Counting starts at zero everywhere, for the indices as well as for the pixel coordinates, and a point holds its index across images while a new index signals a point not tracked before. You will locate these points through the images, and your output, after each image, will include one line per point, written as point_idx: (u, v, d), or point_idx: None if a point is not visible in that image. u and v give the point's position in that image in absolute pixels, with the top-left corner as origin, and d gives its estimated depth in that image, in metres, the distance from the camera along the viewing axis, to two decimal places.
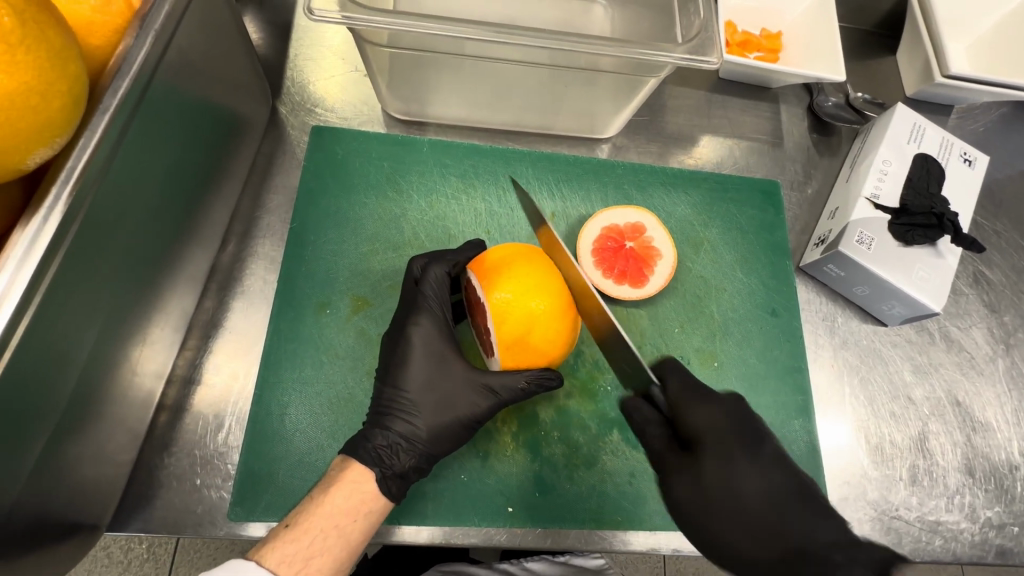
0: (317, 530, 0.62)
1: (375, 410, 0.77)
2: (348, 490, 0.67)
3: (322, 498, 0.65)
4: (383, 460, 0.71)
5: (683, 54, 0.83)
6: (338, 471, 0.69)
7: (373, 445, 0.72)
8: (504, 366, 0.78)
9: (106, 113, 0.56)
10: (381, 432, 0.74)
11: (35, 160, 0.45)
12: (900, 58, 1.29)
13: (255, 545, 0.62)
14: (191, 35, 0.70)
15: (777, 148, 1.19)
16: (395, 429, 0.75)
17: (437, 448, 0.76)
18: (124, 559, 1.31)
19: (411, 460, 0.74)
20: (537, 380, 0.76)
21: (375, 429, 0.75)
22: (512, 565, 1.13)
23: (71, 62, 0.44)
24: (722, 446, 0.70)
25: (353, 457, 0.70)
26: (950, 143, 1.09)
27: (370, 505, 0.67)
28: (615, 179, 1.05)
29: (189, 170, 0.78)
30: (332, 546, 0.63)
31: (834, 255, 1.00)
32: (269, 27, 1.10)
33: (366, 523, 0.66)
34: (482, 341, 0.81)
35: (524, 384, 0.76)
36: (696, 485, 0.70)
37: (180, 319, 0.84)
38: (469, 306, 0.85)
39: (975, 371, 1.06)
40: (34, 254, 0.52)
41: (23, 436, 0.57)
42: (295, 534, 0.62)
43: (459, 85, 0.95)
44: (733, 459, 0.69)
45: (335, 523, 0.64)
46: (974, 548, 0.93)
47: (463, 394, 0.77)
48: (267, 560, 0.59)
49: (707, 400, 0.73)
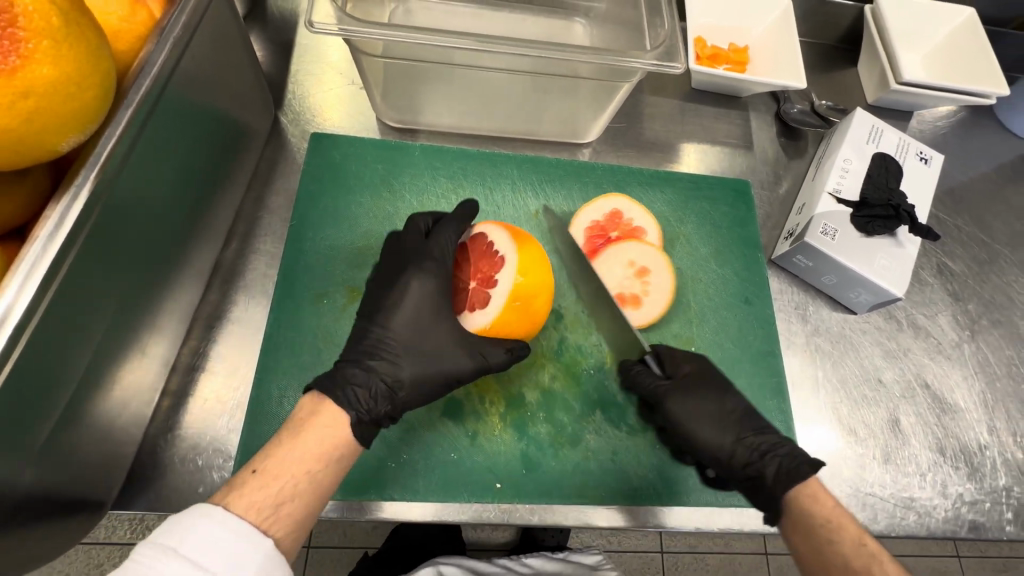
0: (286, 476, 0.63)
1: (357, 356, 0.80)
2: (319, 435, 0.67)
3: (289, 445, 0.65)
4: (360, 405, 0.73)
5: (652, 60, 0.91)
6: (306, 417, 0.70)
7: (353, 388, 0.74)
8: (476, 327, 0.84)
9: (129, 107, 0.62)
10: (361, 374, 0.77)
11: (68, 144, 0.50)
12: (861, 69, 1.39)
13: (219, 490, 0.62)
14: (203, 47, 0.77)
15: (749, 152, 1.27)
16: (376, 373, 0.78)
17: (413, 400, 0.81)
18: None
19: (386, 407, 0.77)
20: (515, 348, 0.84)
21: (357, 368, 0.77)
22: (510, 562, 1.17)
23: (103, 61, 0.50)
24: (704, 380, 0.87)
25: (329, 398, 0.72)
26: (906, 143, 1.17)
27: (339, 450, 0.68)
28: (595, 179, 1.12)
29: (198, 168, 0.84)
30: (302, 492, 0.63)
31: (801, 246, 1.06)
32: (272, 46, 1.19)
33: (335, 468, 0.67)
34: (465, 304, 0.88)
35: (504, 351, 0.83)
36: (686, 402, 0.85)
37: (185, 310, 0.89)
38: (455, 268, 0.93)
39: (943, 356, 1.12)
40: (63, 228, 0.57)
41: (42, 403, 0.61)
42: (263, 480, 0.62)
43: (448, 93, 1.03)
44: (708, 388, 0.86)
45: (304, 469, 0.64)
46: (948, 523, 0.97)
47: (445, 353, 0.82)
48: (234, 506, 0.60)
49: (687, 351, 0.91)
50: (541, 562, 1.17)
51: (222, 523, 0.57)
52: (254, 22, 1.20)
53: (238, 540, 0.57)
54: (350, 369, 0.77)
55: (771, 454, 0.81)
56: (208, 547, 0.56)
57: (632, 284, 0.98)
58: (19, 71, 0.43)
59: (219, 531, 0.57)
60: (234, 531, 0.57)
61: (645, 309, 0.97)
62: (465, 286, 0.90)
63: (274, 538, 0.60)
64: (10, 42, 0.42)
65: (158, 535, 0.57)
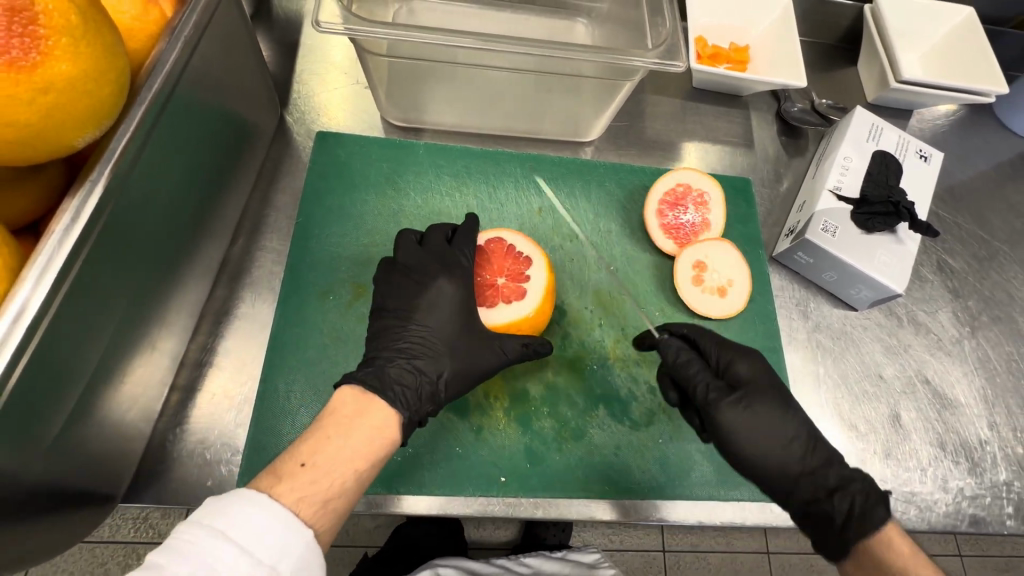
0: (335, 471, 0.64)
1: (395, 357, 0.82)
2: (368, 434, 0.68)
3: (340, 440, 0.66)
4: (411, 405, 0.77)
5: (654, 59, 0.92)
6: (353, 413, 0.70)
7: (403, 388, 0.77)
8: (517, 320, 0.88)
9: (143, 104, 0.63)
10: (407, 374, 0.80)
11: (84, 139, 0.51)
12: (861, 68, 1.40)
13: (266, 479, 0.62)
14: (212, 46, 0.78)
15: (749, 150, 1.28)
16: (420, 374, 0.81)
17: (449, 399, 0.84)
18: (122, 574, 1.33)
19: (429, 407, 0.81)
20: (533, 344, 0.85)
21: (402, 369, 0.80)
22: (508, 562, 1.19)
23: (118, 58, 0.51)
24: (773, 391, 0.85)
25: (380, 397, 0.73)
26: (906, 141, 1.18)
27: (383, 450, 0.69)
28: (597, 177, 1.13)
29: (206, 165, 0.85)
30: (347, 488, 0.64)
31: (802, 243, 1.07)
32: (278, 46, 1.20)
33: (376, 467, 0.68)
34: (495, 301, 0.91)
35: (521, 347, 0.85)
36: (743, 405, 0.82)
37: (194, 305, 0.90)
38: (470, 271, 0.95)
39: (943, 352, 1.13)
40: (79, 222, 0.59)
41: (55, 395, 0.62)
42: (314, 473, 0.62)
43: (451, 92, 1.04)
44: (778, 405, 0.84)
45: (353, 467, 0.65)
46: (948, 517, 0.98)
47: (470, 351, 0.84)
48: (283, 497, 0.60)
49: (754, 350, 0.89)
50: (540, 561, 1.18)
51: (273, 514, 0.57)
52: (260, 22, 1.22)
53: (285, 530, 0.57)
54: (394, 370, 0.80)
55: (843, 491, 0.79)
56: (257, 534, 0.56)
57: (718, 276, 1.04)
58: (39, 67, 0.43)
59: (269, 521, 0.57)
60: (284, 522, 0.58)
61: (729, 302, 1.03)
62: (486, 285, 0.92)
63: (318, 533, 0.61)
64: (31, 38, 0.43)
65: (202, 518, 0.56)
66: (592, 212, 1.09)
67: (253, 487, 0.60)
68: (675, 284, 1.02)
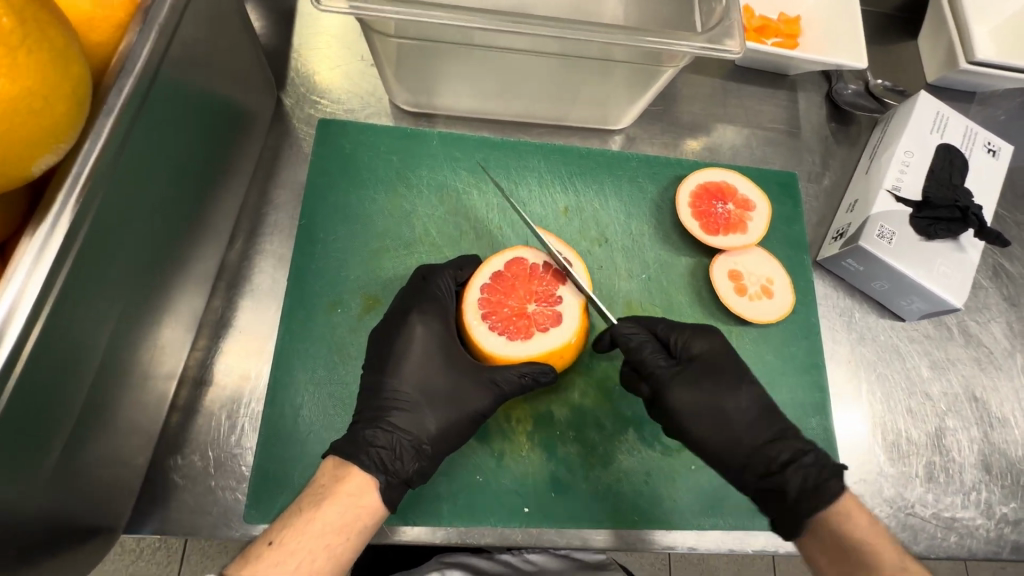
0: (304, 552, 0.60)
1: (374, 409, 0.77)
2: (343, 506, 0.64)
3: (312, 513, 0.62)
4: (389, 467, 0.70)
5: (703, 43, 0.79)
6: (331, 483, 0.66)
7: (378, 450, 0.71)
8: (557, 347, 0.79)
9: (111, 114, 0.53)
10: (383, 433, 0.74)
11: (40, 167, 0.43)
12: (922, 42, 1.25)
13: (234, 561, 0.59)
14: (195, 28, 0.67)
15: (794, 138, 1.16)
16: (399, 430, 0.75)
17: (447, 445, 0.77)
18: (136, 548, 1.28)
19: (415, 465, 0.73)
20: (531, 373, 0.77)
21: (378, 429, 0.74)
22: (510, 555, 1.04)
23: (73, 62, 0.42)
24: (718, 372, 0.81)
25: (354, 462, 0.69)
26: (974, 132, 1.06)
27: (363, 522, 0.65)
28: (629, 172, 1.03)
29: (197, 167, 0.75)
30: (321, 569, 0.60)
31: (853, 250, 0.97)
32: (272, 15, 1.07)
33: (357, 540, 0.64)
34: (529, 331, 0.80)
35: (518, 377, 0.77)
36: (692, 389, 0.79)
37: (191, 318, 0.82)
38: (494, 301, 0.82)
39: (993, 367, 1.05)
40: (44, 262, 0.49)
41: (43, 447, 0.56)
42: (280, 556, 0.59)
43: (468, 75, 0.92)
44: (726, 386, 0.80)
45: (324, 543, 0.61)
46: (990, 544, 0.92)
47: (468, 387, 0.79)
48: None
49: (707, 332, 0.84)
50: None
51: None
52: None
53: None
54: (366, 430, 0.74)
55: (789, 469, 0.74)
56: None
57: (756, 278, 0.97)
58: None
59: None
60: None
61: (778, 300, 0.96)
62: (502, 315, 0.82)
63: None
64: None
65: None
66: (623, 212, 1.00)
67: (221, 570, 0.58)
68: (721, 299, 0.94)
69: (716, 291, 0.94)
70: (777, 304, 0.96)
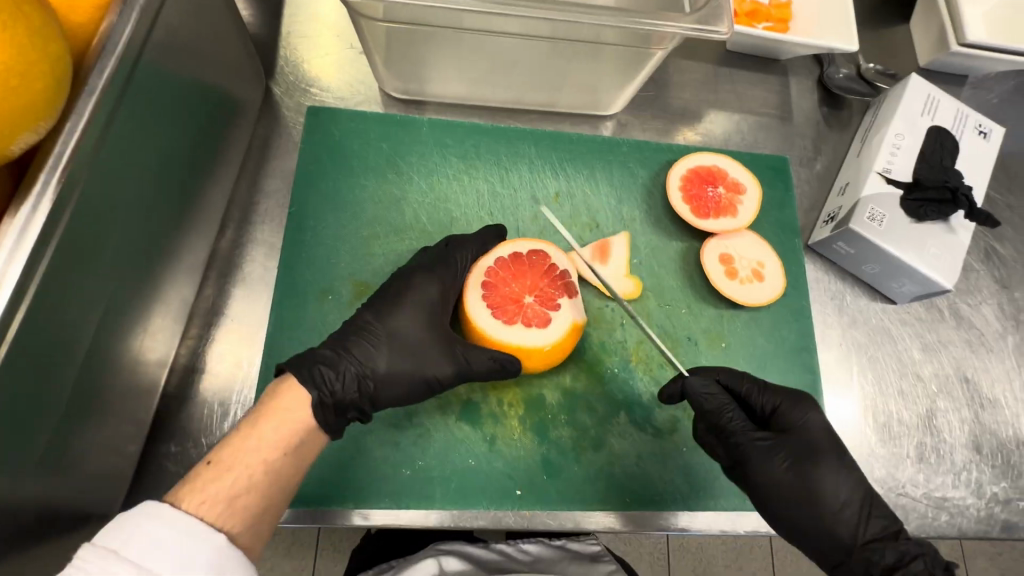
0: (241, 467, 0.61)
1: (341, 336, 0.78)
2: (280, 422, 0.65)
3: (249, 430, 0.63)
4: (325, 385, 0.71)
5: (692, 24, 0.79)
6: (267, 402, 0.67)
7: (322, 368, 0.72)
8: (529, 345, 0.80)
9: (92, 96, 0.53)
10: (336, 357, 0.75)
11: (19, 145, 0.43)
12: (914, 26, 1.24)
13: (172, 488, 0.59)
14: (177, 12, 0.66)
15: (786, 123, 1.16)
16: (352, 357, 0.76)
17: (387, 389, 0.77)
18: None
19: (356, 394, 0.74)
20: (501, 360, 0.77)
21: (334, 352, 0.75)
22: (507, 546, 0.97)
23: (52, 41, 0.43)
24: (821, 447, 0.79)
25: (296, 376, 0.70)
26: (964, 115, 1.06)
27: (300, 436, 0.66)
28: (620, 158, 1.03)
29: (185, 154, 0.75)
30: (259, 482, 0.61)
31: (844, 232, 0.98)
32: (260, 3, 1.06)
33: (295, 455, 0.65)
34: (514, 318, 0.83)
35: (489, 360, 0.77)
36: (773, 461, 0.79)
37: (181, 307, 0.82)
38: (500, 276, 0.87)
39: (985, 348, 1.05)
40: (26, 245, 0.49)
41: (32, 431, 0.56)
42: (216, 473, 0.59)
43: (457, 61, 0.92)
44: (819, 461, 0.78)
45: (262, 458, 0.62)
46: (980, 523, 0.93)
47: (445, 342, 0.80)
48: (183, 502, 0.57)
49: (804, 402, 0.82)
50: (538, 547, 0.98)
51: (172, 521, 0.54)
52: None
53: (189, 539, 0.54)
54: (322, 350, 0.75)
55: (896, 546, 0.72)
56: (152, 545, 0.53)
57: (746, 261, 0.97)
58: None
59: (169, 530, 0.54)
60: (185, 530, 0.54)
61: (769, 283, 0.96)
62: (500, 295, 0.85)
63: (229, 531, 0.58)
64: None
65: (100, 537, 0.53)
66: (614, 198, 1.00)
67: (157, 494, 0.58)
68: (712, 283, 0.94)
69: (707, 275, 0.94)
70: (768, 287, 0.96)
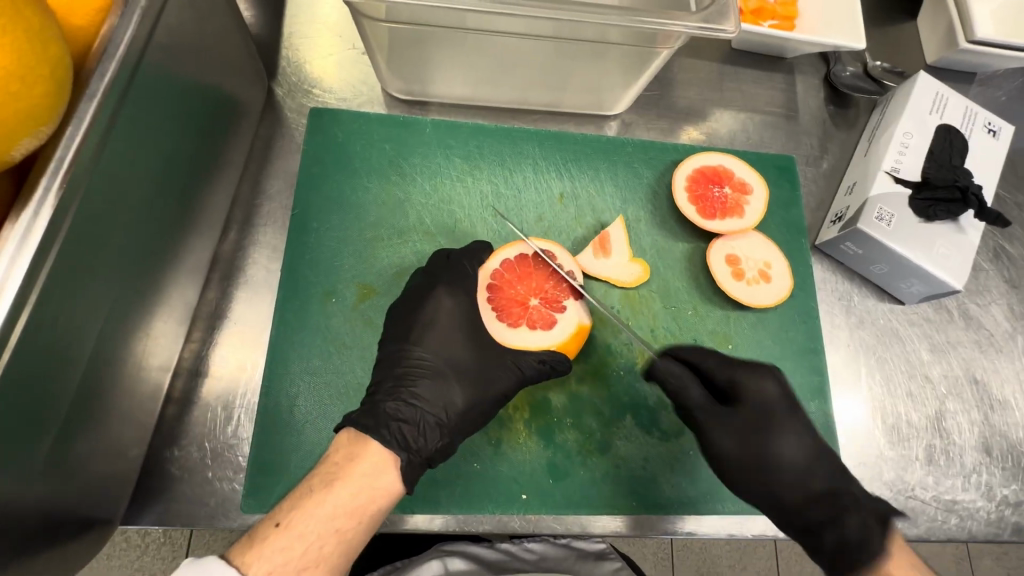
0: (312, 537, 0.60)
1: (395, 381, 0.79)
2: (355, 487, 0.64)
3: (322, 495, 0.62)
4: (410, 444, 0.72)
5: (698, 22, 0.78)
6: (344, 462, 0.66)
7: (400, 425, 0.72)
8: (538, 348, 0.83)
9: (94, 99, 0.53)
10: (406, 408, 0.76)
11: (20, 150, 0.43)
12: (922, 22, 1.23)
13: (239, 542, 0.59)
14: (180, 14, 0.66)
15: (792, 122, 1.15)
16: (423, 407, 0.77)
17: (467, 428, 0.79)
18: (141, 543, 1.28)
19: (439, 442, 0.75)
20: (549, 361, 0.81)
21: (400, 404, 0.76)
22: (513, 546, 0.95)
23: (53, 45, 0.42)
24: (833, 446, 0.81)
25: (374, 437, 0.69)
26: (973, 112, 1.04)
27: (377, 505, 0.65)
28: (624, 158, 1.02)
29: (187, 156, 0.75)
30: (330, 554, 0.61)
31: (852, 232, 0.96)
32: (261, 3, 1.05)
33: (368, 525, 0.64)
34: (519, 320, 0.87)
35: (537, 364, 0.80)
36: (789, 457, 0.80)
37: (184, 310, 0.82)
38: (505, 278, 0.89)
39: (994, 349, 1.04)
40: (27, 250, 0.49)
41: (35, 437, 0.56)
42: (286, 541, 0.59)
43: (460, 61, 0.91)
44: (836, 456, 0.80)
45: (334, 529, 0.61)
46: (990, 526, 0.92)
47: (496, 371, 0.81)
48: (251, 568, 0.57)
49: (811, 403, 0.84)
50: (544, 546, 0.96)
51: None
52: None
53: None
54: (388, 403, 0.75)
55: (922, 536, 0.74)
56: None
57: (753, 262, 0.96)
58: None
59: None
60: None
61: (776, 284, 0.95)
62: (507, 297, 0.89)
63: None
64: None
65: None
66: (619, 199, 0.99)
67: (225, 551, 0.59)
68: (718, 284, 0.93)
69: (714, 277, 0.93)
70: (775, 288, 0.95)
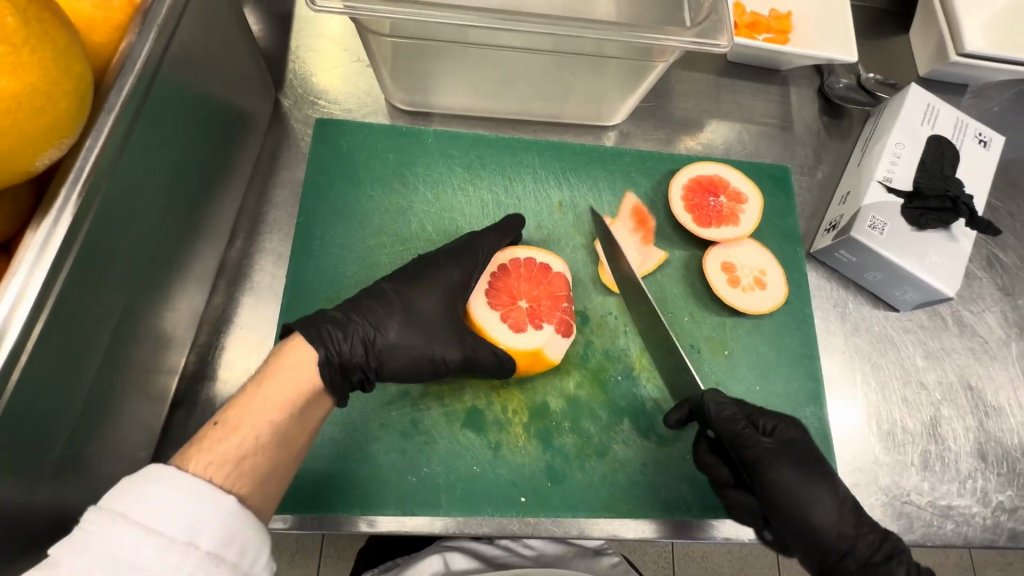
0: (248, 429, 0.62)
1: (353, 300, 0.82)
2: (285, 386, 0.67)
3: (254, 392, 0.65)
4: (332, 344, 0.73)
5: (692, 37, 0.81)
6: (272, 364, 0.69)
7: (329, 330, 0.74)
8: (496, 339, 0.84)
9: (111, 113, 0.55)
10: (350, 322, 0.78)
11: (44, 161, 0.45)
12: (914, 36, 1.26)
13: (178, 452, 0.59)
14: (192, 31, 0.69)
15: (787, 132, 1.17)
16: (363, 322, 0.79)
17: (395, 358, 0.79)
18: None
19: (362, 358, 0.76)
20: (502, 356, 0.81)
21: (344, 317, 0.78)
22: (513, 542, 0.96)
23: (76, 61, 0.45)
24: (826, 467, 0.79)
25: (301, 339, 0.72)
26: (965, 123, 1.07)
27: (308, 396, 0.68)
28: (622, 167, 1.04)
29: (196, 165, 0.77)
30: (266, 445, 0.62)
31: (846, 241, 0.98)
32: (270, 18, 1.09)
33: (301, 419, 0.67)
34: (500, 312, 0.88)
35: (492, 353, 0.81)
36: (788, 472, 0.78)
37: (191, 315, 0.84)
38: (518, 274, 0.91)
39: (989, 356, 1.05)
40: (47, 257, 0.51)
41: (48, 438, 0.57)
42: (224, 435, 0.60)
43: (462, 74, 0.94)
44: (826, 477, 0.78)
45: (268, 418, 0.63)
46: (986, 532, 0.92)
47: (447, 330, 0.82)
48: (190, 465, 0.57)
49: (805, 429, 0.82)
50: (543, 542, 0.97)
51: (172, 475, 0.54)
52: None
53: (197, 503, 0.53)
54: (332, 312, 0.78)
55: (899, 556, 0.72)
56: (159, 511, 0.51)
57: (749, 269, 0.98)
58: None
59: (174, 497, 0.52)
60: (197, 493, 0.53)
61: (771, 291, 0.97)
62: (508, 289, 0.90)
63: (238, 495, 0.58)
64: None
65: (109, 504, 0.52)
66: (616, 207, 1.01)
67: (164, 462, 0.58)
68: (715, 292, 0.95)
69: (710, 284, 0.95)
70: (770, 295, 0.97)
